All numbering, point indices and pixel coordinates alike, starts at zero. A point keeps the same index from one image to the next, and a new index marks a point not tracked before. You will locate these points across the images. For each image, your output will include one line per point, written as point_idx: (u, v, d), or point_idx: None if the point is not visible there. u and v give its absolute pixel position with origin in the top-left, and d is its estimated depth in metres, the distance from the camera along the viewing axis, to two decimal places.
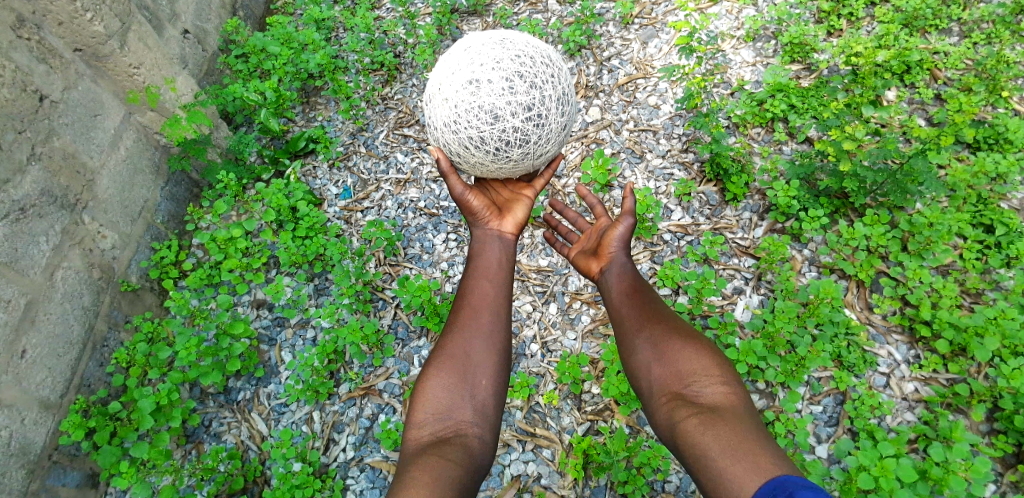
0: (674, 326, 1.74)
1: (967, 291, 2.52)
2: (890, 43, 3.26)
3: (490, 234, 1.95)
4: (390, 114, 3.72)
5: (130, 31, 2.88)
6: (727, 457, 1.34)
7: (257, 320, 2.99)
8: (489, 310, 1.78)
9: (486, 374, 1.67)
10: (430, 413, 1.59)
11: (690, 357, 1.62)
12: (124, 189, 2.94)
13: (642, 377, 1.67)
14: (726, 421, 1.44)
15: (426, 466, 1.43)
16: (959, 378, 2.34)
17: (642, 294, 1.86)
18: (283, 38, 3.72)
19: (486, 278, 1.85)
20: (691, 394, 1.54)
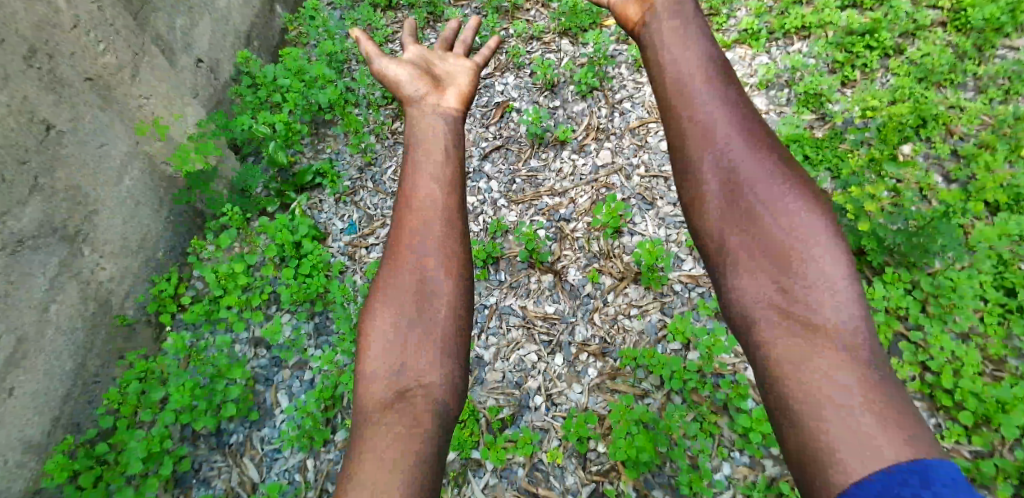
0: (791, 174, 1.25)
1: (990, 358, 2.42)
2: (904, 98, 3.25)
3: (429, 111, 1.48)
4: (399, 150, 3.68)
5: (142, 63, 2.96)
6: (861, 407, 1.01)
7: (253, 359, 2.90)
8: (443, 214, 1.31)
9: (448, 302, 1.24)
10: (381, 362, 1.19)
11: (814, 245, 1.16)
12: (127, 220, 2.89)
13: (731, 268, 1.21)
14: (846, 350, 1.07)
15: (386, 445, 1.10)
16: (984, 451, 2.23)
17: (753, 116, 1.33)
18: (295, 70, 3.74)
19: (426, 164, 1.38)
20: (803, 296, 1.12)
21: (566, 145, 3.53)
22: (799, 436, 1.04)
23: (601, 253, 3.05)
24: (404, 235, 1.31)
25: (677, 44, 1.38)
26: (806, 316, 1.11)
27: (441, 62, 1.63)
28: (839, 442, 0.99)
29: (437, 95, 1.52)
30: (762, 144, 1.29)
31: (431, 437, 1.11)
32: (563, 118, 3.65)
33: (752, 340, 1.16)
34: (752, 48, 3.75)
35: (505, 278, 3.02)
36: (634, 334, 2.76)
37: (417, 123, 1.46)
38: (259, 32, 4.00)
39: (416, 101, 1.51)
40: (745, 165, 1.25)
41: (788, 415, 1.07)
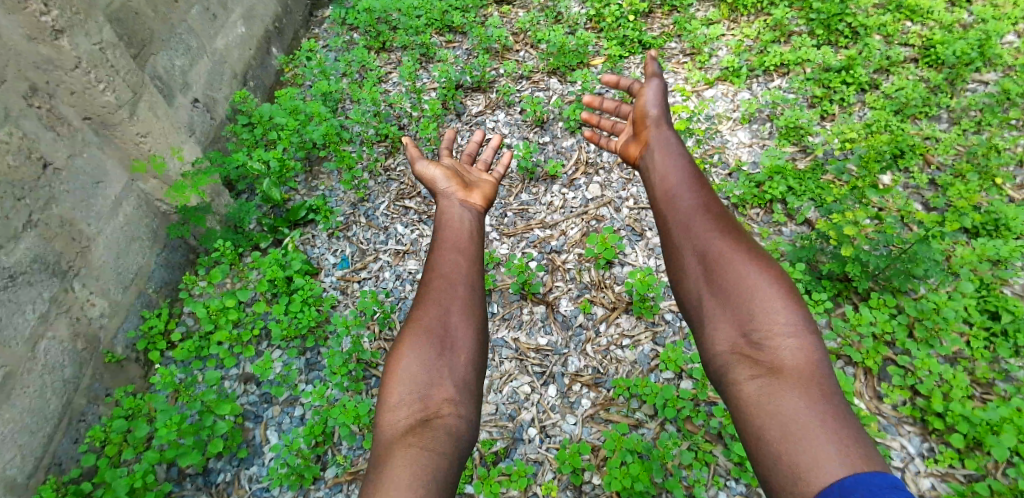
0: (752, 250, 1.60)
1: (977, 382, 2.44)
2: (882, 130, 3.36)
3: (456, 205, 1.93)
4: (392, 186, 3.74)
5: (141, 101, 2.91)
6: (819, 429, 1.25)
7: (243, 395, 2.87)
8: (462, 277, 1.68)
9: (463, 349, 1.53)
10: (406, 392, 1.45)
11: (774, 303, 1.47)
12: (120, 256, 2.90)
13: (707, 326, 1.54)
14: (803, 384, 1.34)
15: (404, 459, 1.32)
16: (978, 475, 2.23)
17: (719, 213, 1.72)
18: (291, 109, 3.82)
19: (452, 248, 1.76)
20: (764, 343, 1.42)
21: (556, 179, 3.60)
22: (770, 458, 1.28)
23: (592, 284, 3.08)
24: (427, 293, 1.64)
25: (665, 166, 1.88)
26: (766, 363, 1.40)
27: (468, 173, 2.09)
28: (800, 458, 1.23)
29: (465, 195, 1.97)
30: (726, 230, 1.66)
31: (446, 455, 1.34)
32: (553, 153, 3.73)
33: (728, 382, 1.45)
34: (733, 85, 3.89)
35: (497, 310, 3.03)
36: (627, 365, 2.77)
37: (447, 216, 1.90)
38: (255, 73, 4.11)
39: (447, 199, 1.95)
40: (712, 244, 1.62)
41: (760, 442, 1.32)
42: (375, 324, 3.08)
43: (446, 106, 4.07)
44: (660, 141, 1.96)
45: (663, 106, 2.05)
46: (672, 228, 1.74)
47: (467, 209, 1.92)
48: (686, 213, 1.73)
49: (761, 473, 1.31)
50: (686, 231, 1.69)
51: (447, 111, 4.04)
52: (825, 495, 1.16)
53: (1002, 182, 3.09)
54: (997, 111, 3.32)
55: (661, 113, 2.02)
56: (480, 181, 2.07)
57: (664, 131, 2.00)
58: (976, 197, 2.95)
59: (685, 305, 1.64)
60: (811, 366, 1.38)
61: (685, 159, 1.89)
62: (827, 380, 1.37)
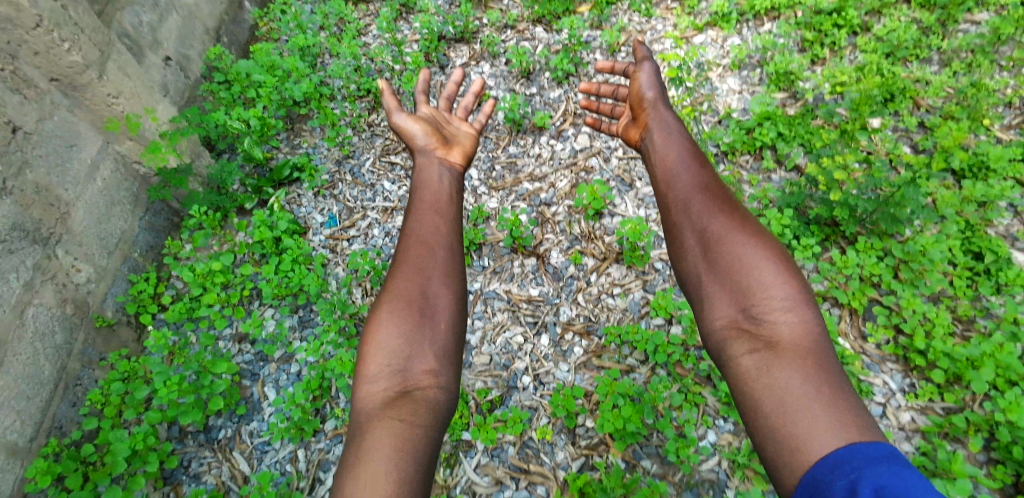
0: (752, 226, 1.59)
1: (959, 319, 2.50)
2: (872, 73, 3.32)
3: (434, 160, 1.92)
4: (377, 142, 3.67)
5: (110, 60, 2.82)
6: (817, 403, 1.25)
7: (239, 355, 2.88)
8: (443, 243, 1.67)
9: (443, 320, 1.53)
10: (384, 364, 1.43)
11: (772, 278, 1.46)
12: (101, 220, 2.85)
13: (705, 301, 1.54)
14: (801, 358, 1.34)
15: (384, 434, 1.32)
16: (956, 407, 2.31)
17: (717, 190, 1.72)
18: (268, 65, 3.70)
19: (434, 211, 1.75)
20: (762, 317, 1.41)
21: (544, 131, 3.55)
22: (767, 433, 1.28)
23: (583, 235, 3.08)
24: (406, 261, 1.61)
25: (666, 147, 1.88)
26: (765, 337, 1.39)
27: (448, 126, 2.08)
28: (796, 432, 1.23)
29: (445, 152, 1.96)
30: (725, 207, 1.65)
31: (425, 428, 1.35)
32: (540, 105, 3.67)
33: (725, 357, 1.45)
34: (723, 30, 3.80)
35: (488, 264, 3.03)
36: (618, 313, 2.81)
37: (427, 172, 1.89)
38: (229, 28, 3.95)
39: (425, 157, 1.94)
40: (711, 220, 1.62)
41: (758, 417, 1.32)
42: (367, 281, 3.08)
43: (430, 58, 3.96)
44: (658, 122, 1.98)
45: (659, 86, 2.07)
46: (670, 207, 1.74)
47: (446, 168, 1.92)
48: (685, 190, 1.73)
49: (759, 448, 1.32)
50: (685, 209, 1.69)
51: (431, 64, 3.93)
52: (821, 467, 1.16)
53: (989, 123, 3.10)
54: (987, 52, 3.29)
55: (658, 95, 2.04)
56: (461, 134, 2.07)
57: (662, 111, 2.01)
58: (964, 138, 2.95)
59: (684, 281, 1.64)
60: (810, 340, 1.37)
61: (684, 138, 1.89)
62: (826, 354, 1.36)
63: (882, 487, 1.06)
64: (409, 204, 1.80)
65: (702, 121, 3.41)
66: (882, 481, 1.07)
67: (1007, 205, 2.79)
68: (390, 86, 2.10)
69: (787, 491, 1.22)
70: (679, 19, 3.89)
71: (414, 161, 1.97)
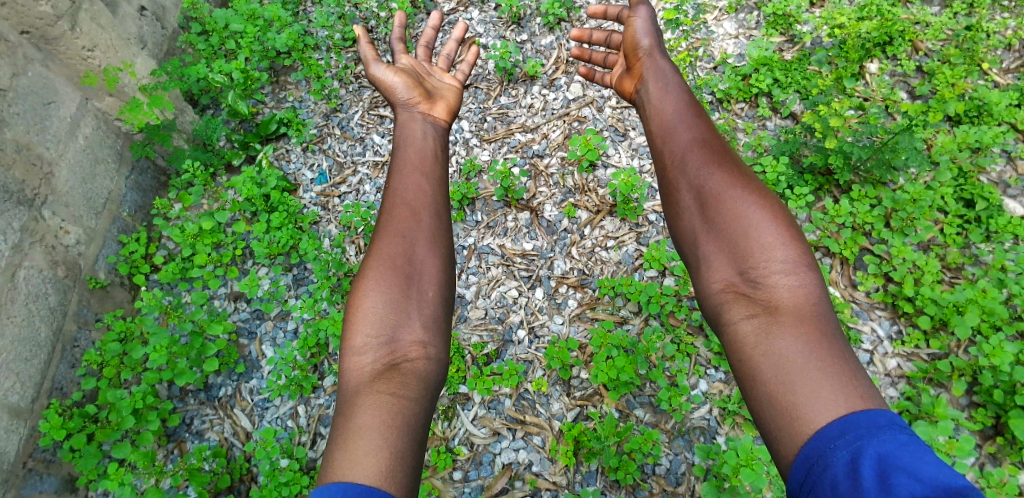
0: (751, 186, 1.56)
1: (948, 267, 2.53)
2: (872, 15, 3.22)
3: (417, 117, 1.88)
4: (365, 94, 3.57)
5: (82, 10, 2.72)
6: (817, 369, 1.24)
7: (235, 313, 2.89)
8: (429, 209, 1.66)
9: (430, 289, 1.53)
10: (371, 336, 1.43)
11: (770, 239, 1.44)
12: (86, 180, 2.78)
13: (703, 263, 1.52)
14: (800, 322, 1.32)
15: (373, 407, 1.32)
16: (940, 353, 2.37)
17: (717, 147, 1.68)
18: (248, 14, 3.53)
19: (419, 173, 1.72)
20: (760, 280, 1.40)
21: (536, 80, 3.45)
22: (764, 399, 1.28)
23: (576, 188, 3.06)
24: (391, 228, 1.60)
25: (664, 100, 1.83)
26: (763, 300, 1.38)
27: (430, 77, 2.01)
28: (795, 397, 1.22)
29: (427, 107, 1.91)
30: (724, 165, 1.62)
31: (415, 401, 1.35)
32: (532, 52, 3.55)
33: (722, 321, 1.44)
34: None
35: (482, 219, 3.02)
36: (612, 265, 2.82)
37: (409, 129, 1.85)
38: None
39: (407, 113, 1.89)
40: (709, 180, 1.59)
41: (756, 382, 1.31)
42: (359, 237, 3.06)
43: (416, 5, 3.80)
44: (656, 75, 1.92)
45: (655, 35, 2.01)
46: (667, 166, 1.71)
47: (430, 123, 1.88)
48: (682, 148, 1.69)
49: (756, 412, 1.32)
50: (682, 168, 1.65)
51: (417, 10, 3.78)
52: (819, 434, 1.16)
53: (988, 66, 3.03)
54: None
55: (654, 46, 1.97)
56: (443, 87, 2.01)
57: (659, 64, 1.95)
58: (962, 83, 2.90)
59: (681, 243, 1.62)
60: (809, 303, 1.36)
61: (682, 91, 1.84)
62: (826, 317, 1.35)
63: (885, 456, 1.07)
64: (392, 164, 1.77)
65: (698, 67, 3.32)
66: (885, 449, 1.08)
67: (1001, 151, 2.78)
68: (368, 33, 2.02)
69: (784, 456, 1.22)
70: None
71: (396, 117, 1.92)
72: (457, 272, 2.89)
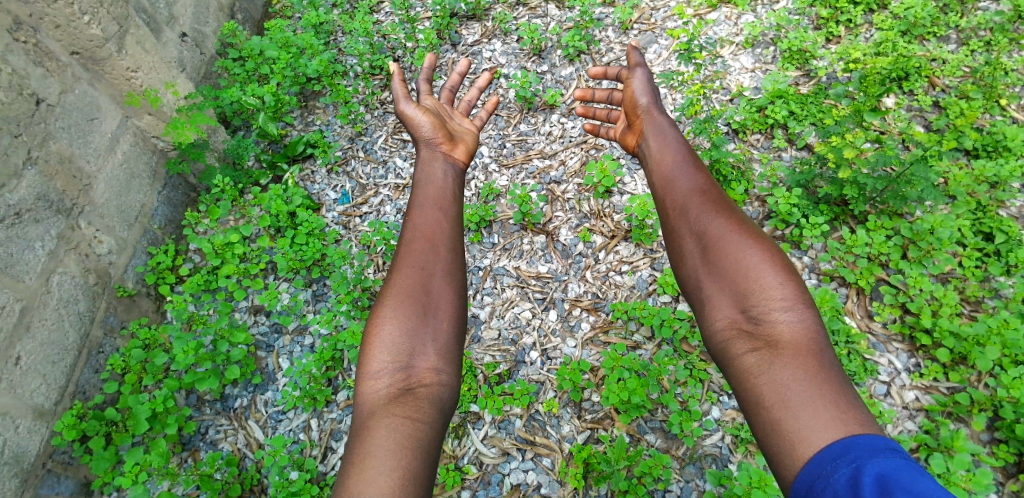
0: (750, 229, 1.60)
1: (967, 299, 2.50)
2: (887, 51, 3.28)
3: (437, 156, 1.95)
4: (389, 119, 3.69)
5: (128, 34, 2.86)
6: (817, 398, 1.27)
7: (255, 326, 2.96)
8: (446, 241, 1.71)
9: (445, 316, 1.57)
10: (386, 361, 1.48)
11: (770, 279, 1.47)
12: (121, 193, 2.91)
13: (705, 302, 1.55)
14: (801, 356, 1.34)
15: (388, 428, 1.36)
16: (960, 387, 2.33)
17: (716, 193, 1.72)
18: (282, 41, 3.71)
19: (435, 207, 1.79)
20: (761, 317, 1.42)
21: (555, 109, 3.54)
22: (767, 427, 1.30)
23: (592, 213, 3.10)
24: (407, 258, 1.65)
25: (664, 149, 1.89)
26: (764, 337, 1.40)
27: (451, 119, 2.09)
28: (796, 425, 1.25)
29: (449, 148, 1.98)
30: (724, 210, 1.65)
31: (428, 424, 1.39)
32: (552, 82, 3.65)
33: (726, 357, 1.46)
34: (737, 7, 3.74)
35: (498, 241, 3.07)
36: (626, 289, 2.84)
37: (430, 168, 1.91)
38: (243, 5, 3.98)
39: (429, 151, 1.96)
40: (710, 224, 1.63)
41: (759, 411, 1.33)
42: (378, 256, 3.14)
43: (441, 36, 3.96)
44: (654, 129, 1.98)
45: (653, 93, 2.09)
46: (670, 210, 1.74)
47: (450, 164, 1.95)
48: (684, 195, 1.73)
49: (762, 443, 1.33)
50: (683, 212, 1.69)
51: (443, 41, 3.94)
52: (820, 457, 1.19)
53: (1006, 103, 3.04)
54: (1007, 31, 3.23)
55: (654, 103, 2.05)
56: (463, 130, 2.09)
57: (658, 119, 2.02)
58: (978, 117, 2.92)
59: (684, 284, 1.65)
60: (809, 338, 1.38)
61: (682, 142, 1.90)
62: (825, 352, 1.37)
63: (884, 474, 1.10)
64: (411, 201, 1.84)
65: (714, 100, 3.39)
66: (884, 468, 1.11)
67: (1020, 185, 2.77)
68: (399, 71, 2.10)
69: (788, 485, 1.24)
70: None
71: (419, 155, 2.00)
72: (473, 292, 2.92)
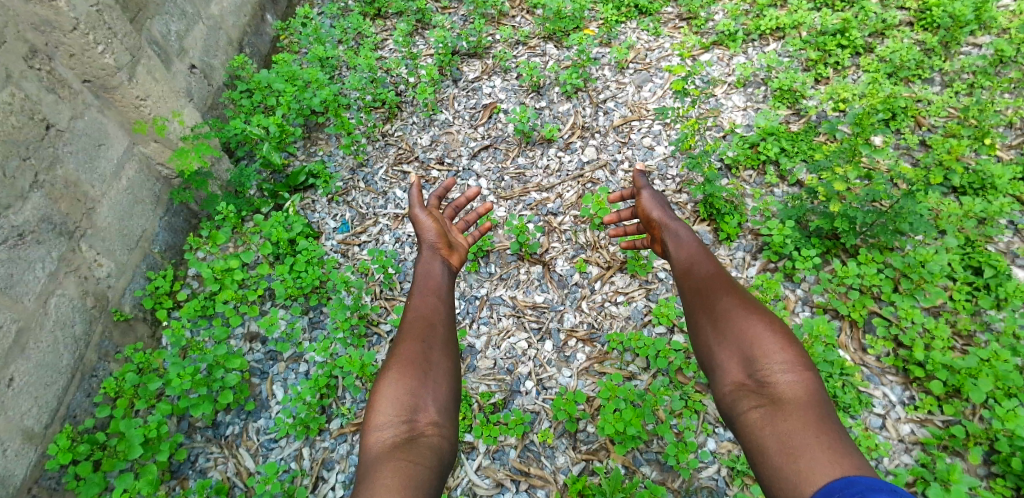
0: (755, 309, 1.76)
1: (959, 333, 2.52)
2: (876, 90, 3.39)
3: (437, 255, 2.04)
4: (390, 151, 3.75)
5: (140, 64, 2.93)
6: (816, 444, 1.42)
7: (249, 353, 2.95)
8: (443, 319, 1.84)
9: (443, 378, 1.69)
10: (390, 415, 1.58)
11: (772, 350, 1.64)
12: (124, 218, 2.94)
13: (716, 367, 1.72)
14: (802, 410, 1.51)
15: (392, 470, 1.46)
16: (955, 420, 2.32)
17: (728, 285, 1.88)
18: (288, 75, 3.82)
19: (434, 293, 1.91)
20: (765, 379, 1.59)
21: (552, 144, 3.62)
22: (776, 472, 1.43)
23: (588, 244, 3.14)
24: (411, 330, 1.77)
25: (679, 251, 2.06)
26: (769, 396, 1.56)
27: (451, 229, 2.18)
28: (801, 464, 1.39)
29: (449, 253, 2.07)
30: (729, 295, 1.82)
31: (427, 468, 1.49)
32: (550, 118, 3.75)
33: (734, 417, 1.61)
34: (729, 49, 3.89)
35: (495, 271, 3.10)
36: (621, 320, 2.85)
37: (426, 267, 2.00)
38: (251, 40, 4.12)
39: (429, 251, 2.05)
40: (718, 305, 1.80)
41: (766, 459, 1.47)
42: (376, 284, 3.16)
43: (443, 72, 4.08)
44: (671, 238, 2.13)
45: (663, 208, 2.24)
46: (688, 294, 1.91)
47: (448, 265, 2.04)
48: (700, 282, 1.91)
49: (772, 490, 1.44)
50: (698, 295, 1.88)
51: (444, 77, 4.07)
52: (827, 490, 1.32)
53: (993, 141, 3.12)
54: (989, 75, 3.34)
55: (664, 215, 2.19)
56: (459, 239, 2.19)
57: (672, 230, 2.16)
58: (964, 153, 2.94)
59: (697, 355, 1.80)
60: (810, 396, 1.55)
61: (701, 249, 2.05)
62: (825, 407, 1.54)
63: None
64: (412, 288, 1.96)
65: (707, 136, 3.48)
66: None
67: (1005, 222, 2.83)
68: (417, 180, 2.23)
69: None
70: (688, 38, 3.99)
71: (420, 254, 2.08)
72: (469, 320, 2.93)
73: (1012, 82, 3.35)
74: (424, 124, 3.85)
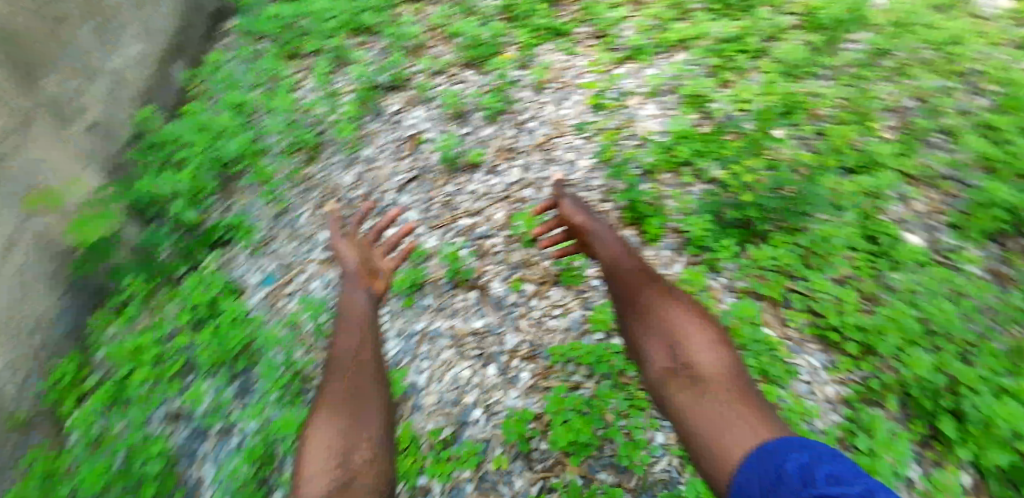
0: (675, 298, 1.87)
1: (865, 294, 2.66)
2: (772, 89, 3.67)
3: (361, 287, 2.01)
4: (312, 195, 3.65)
5: (31, 135, 3.11)
6: (745, 419, 1.48)
7: (173, 435, 2.71)
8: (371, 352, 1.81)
9: (377, 407, 1.67)
10: (323, 456, 1.52)
11: (694, 337, 1.74)
12: (12, 308, 2.83)
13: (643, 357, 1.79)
14: (727, 389, 1.59)
15: None
16: (871, 374, 2.43)
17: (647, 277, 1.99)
18: (199, 127, 3.95)
19: (359, 326, 1.87)
20: (691, 364, 1.68)
21: (478, 167, 3.68)
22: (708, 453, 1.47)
23: (522, 263, 3.17)
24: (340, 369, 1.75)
25: (603, 250, 2.14)
26: (696, 378, 1.63)
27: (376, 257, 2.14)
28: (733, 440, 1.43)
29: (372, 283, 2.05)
30: (651, 287, 1.93)
31: None
32: (473, 143, 3.81)
33: (666, 402, 1.66)
34: (640, 62, 4.10)
35: (431, 302, 3.11)
36: (561, 333, 2.86)
37: (349, 300, 1.96)
38: (156, 93, 4.18)
39: (353, 282, 2.02)
40: (643, 298, 1.89)
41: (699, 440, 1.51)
42: (307, 336, 2.90)
43: (365, 107, 4.11)
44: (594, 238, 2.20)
45: (584, 210, 2.31)
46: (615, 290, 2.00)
47: (371, 294, 2.01)
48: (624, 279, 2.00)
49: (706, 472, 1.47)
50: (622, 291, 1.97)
51: (366, 111, 4.08)
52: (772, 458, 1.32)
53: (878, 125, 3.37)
54: (868, 68, 3.67)
55: (586, 217, 2.27)
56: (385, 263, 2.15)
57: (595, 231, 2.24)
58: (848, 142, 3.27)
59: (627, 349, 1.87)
60: (731, 375, 1.64)
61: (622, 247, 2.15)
62: (745, 383, 1.63)
63: (797, 463, 1.24)
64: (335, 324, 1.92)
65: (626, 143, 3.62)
66: (804, 460, 1.23)
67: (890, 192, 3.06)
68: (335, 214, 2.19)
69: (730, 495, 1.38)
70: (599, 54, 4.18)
71: (342, 286, 2.05)
72: (410, 358, 2.92)
73: (888, 72, 3.67)
74: (347, 161, 3.82)
